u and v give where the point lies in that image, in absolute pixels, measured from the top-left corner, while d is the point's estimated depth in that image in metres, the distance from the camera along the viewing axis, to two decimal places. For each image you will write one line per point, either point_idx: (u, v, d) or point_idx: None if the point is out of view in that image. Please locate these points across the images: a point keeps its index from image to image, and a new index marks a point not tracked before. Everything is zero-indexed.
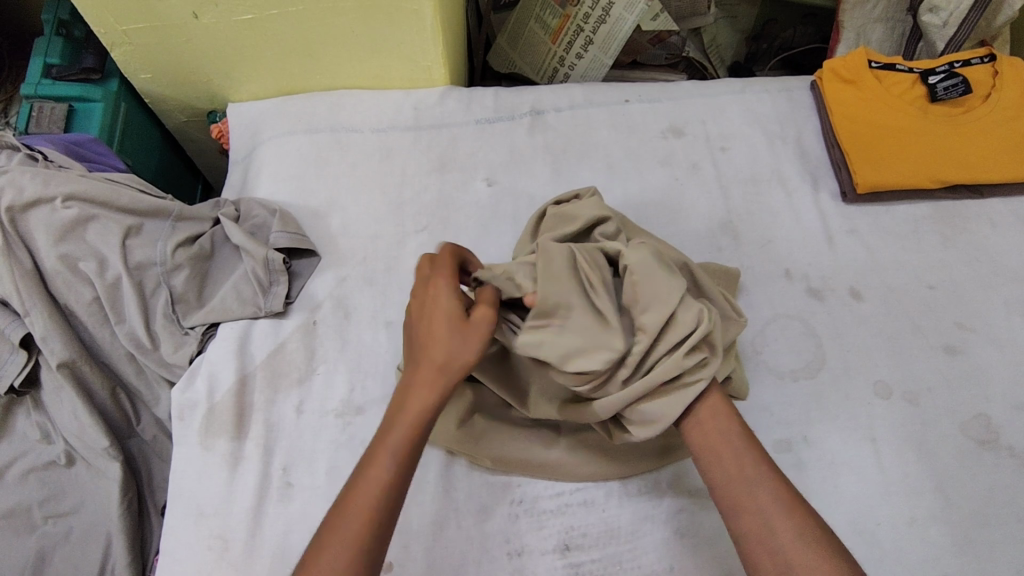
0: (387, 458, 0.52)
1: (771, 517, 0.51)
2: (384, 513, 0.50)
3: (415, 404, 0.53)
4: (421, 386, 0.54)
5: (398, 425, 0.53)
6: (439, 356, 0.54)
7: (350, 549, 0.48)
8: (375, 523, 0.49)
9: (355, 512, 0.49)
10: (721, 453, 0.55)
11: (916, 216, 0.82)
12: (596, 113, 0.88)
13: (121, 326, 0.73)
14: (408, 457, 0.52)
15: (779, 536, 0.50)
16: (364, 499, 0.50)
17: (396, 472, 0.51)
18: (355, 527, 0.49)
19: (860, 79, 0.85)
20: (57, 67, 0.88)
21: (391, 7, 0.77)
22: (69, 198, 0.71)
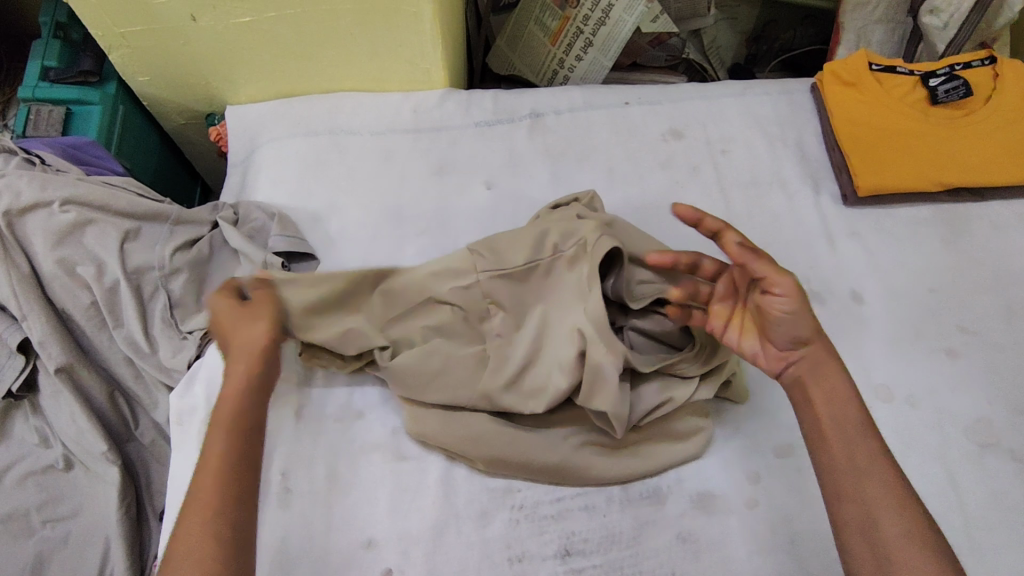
0: (222, 432, 0.56)
1: (879, 507, 0.50)
2: (225, 474, 0.53)
3: (243, 384, 0.59)
4: (239, 364, 0.61)
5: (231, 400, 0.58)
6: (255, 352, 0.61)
7: (204, 505, 0.51)
8: (217, 481, 0.53)
9: (206, 474, 0.53)
10: (833, 437, 0.53)
11: (917, 219, 0.82)
12: (596, 116, 0.88)
13: (119, 330, 0.72)
14: (241, 429, 0.57)
15: (884, 529, 0.49)
16: (207, 462, 0.54)
17: (228, 440, 0.55)
18: (207, 489, 0.53)
19: (861, 81, 0.85)
20: (55, 69, 0.88)
21: (390, 9, 0.77)
22: (67, 202, 0.71)
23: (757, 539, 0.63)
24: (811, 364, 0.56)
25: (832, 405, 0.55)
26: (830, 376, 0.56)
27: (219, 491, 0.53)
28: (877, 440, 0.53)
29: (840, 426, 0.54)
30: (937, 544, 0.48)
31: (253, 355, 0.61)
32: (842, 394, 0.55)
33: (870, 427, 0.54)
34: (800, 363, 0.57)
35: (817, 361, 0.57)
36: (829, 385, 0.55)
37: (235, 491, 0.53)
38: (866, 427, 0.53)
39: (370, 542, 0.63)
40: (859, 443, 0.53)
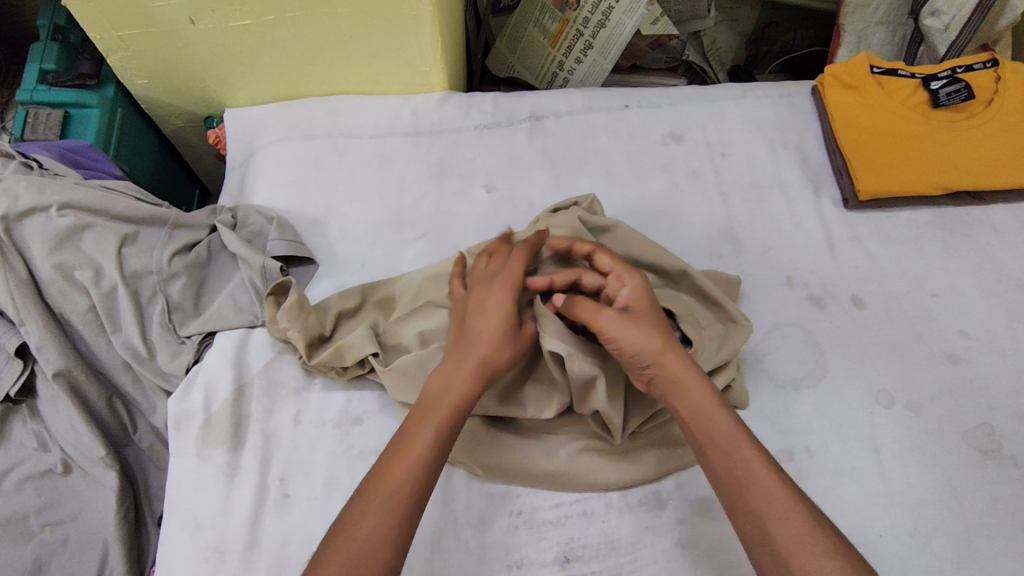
0: (433, 431, 0.54)
1: (773, 513, 0.49)
2: (423, 479, 0.52)
3: (460, 388, 0.56)
4: (460, 363, 0.58)
5: (443, 406, 0.55)
6: (484, 355, 0.58)
7: (388, 509, 0.50)
8: (414, 486, 0.51)
9: (404, 471, 0.52)
10: (713, 449, 0.53)
11: (918, 222, 0.82)
12: (596, 119, 0.88)
13: (117, 335, 0.72)
14: (449, 435, 0.55)
15: (779, 535, 0.48)
16: (405, 464, 0.52)
17: (438, 446, 0.54)
18: (398, 491, 0.51)
19: (862, 84, 0.85)
20: (53, 72, 0.87)
21: (390, 12, 0.77)
22: (64, 206, 0.71)
23: None
24: (676, 377, 0.56)
25: (700, 417, 0.54)
26: (697, 387, 0.56)
27: (413, 496, 0.51)
28: (748, 441, 0.53)
29: (715, 438, 0.53)
30: (832, 536, 0.47)
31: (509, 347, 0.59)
32: (710, 404, 0.55)
33: (745, 430, 0.54)
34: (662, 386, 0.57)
35: (680, 372, 0.56)
36: (700, 392, 0.55)
37: (417, 500, 0.51)
38: (739, 432, 0.53)
39: None
40: (738, 449, 0.52)
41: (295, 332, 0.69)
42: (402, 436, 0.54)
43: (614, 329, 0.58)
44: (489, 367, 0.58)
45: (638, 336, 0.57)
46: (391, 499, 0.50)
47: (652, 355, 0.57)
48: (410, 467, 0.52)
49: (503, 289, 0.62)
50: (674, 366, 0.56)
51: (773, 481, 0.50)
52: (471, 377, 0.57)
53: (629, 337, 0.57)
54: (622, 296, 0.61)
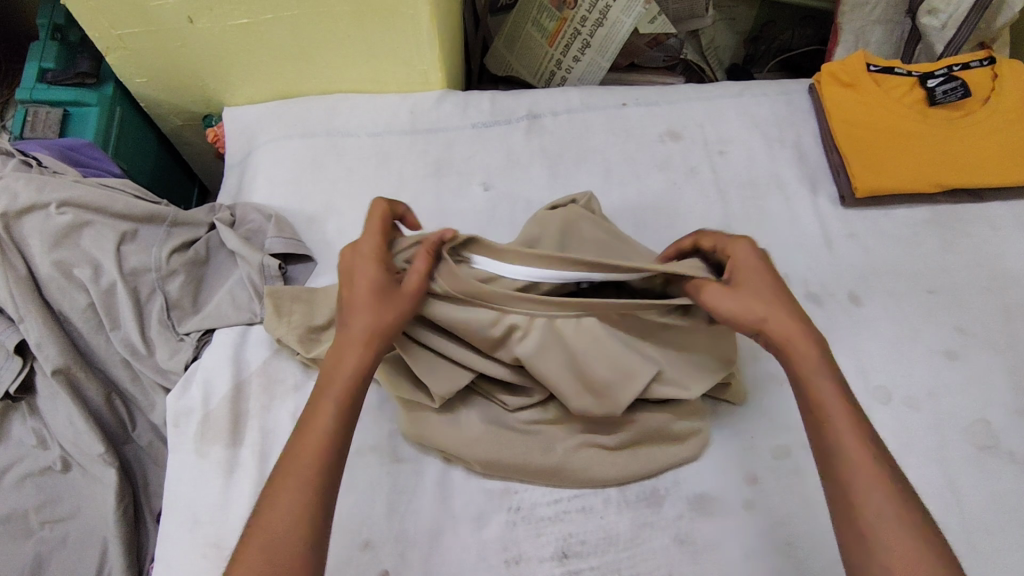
0: (332, 405, 0.53)
1: (854, 485, 0.49)
2: (328, 454, 0.51)
3: (352, 358, 0.55)
4: (352, 332, 0.56)
5: (339, 377, 0.54)
6: (369, 317, 0.56)
7: (297, 490, 0.49)
8: (321, 463, 0.51)
9: (308, 451, 0.51)
10: (815, 419, 0.52)
11: (915, 220, 0.82)
12: (594, 117, 0.88)
13: (116, 332, 0.72)
14: (350, 403, 0.54)
15: (865, 512, 0.48)
16: (309, 444, 0.51)
17: (340, 417, 0.53)
18: (308, 471, 0.50)
19: (859, 82, 0.85)
20: (52, 71, 0.88)
21: (387, 11, 0.77)
22: (64, 204, 0.71)
23: (755, 540, 0.63)
24: (792, 345, 0.55)
25: (802, 385, 0.54)
26: (807, 351, 0.54)
27: (313, 478, 0.50)
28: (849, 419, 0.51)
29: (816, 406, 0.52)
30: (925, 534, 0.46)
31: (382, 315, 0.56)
32: (814, 370, 0.54)
33: (845, 397, 0.52)
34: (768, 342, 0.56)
35: (796, 339, 0.55)
36: (810, 358, 0.54)
37: (323, 478, 0.50)
38: (840, 403, 0.52)
39: (366, 543, 0.63)
40: (830, 422, 0.51)
41: (293, 336, 0.70)
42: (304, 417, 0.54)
43: (721, 299, 0.56)
44: (375, 326, 0.56)
45: (740, 305, 0.56)
46: (296, 487, 0.49)
47: (757, 321, 0.56)
48: (310, 453, 0.51)
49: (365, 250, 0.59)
50: (789, 331, 0.55)
51: (864, 455, 0.49)
52: (361, 348, 0.55)
53: (746, 301, 0.56)
54: (734, 262, 0.59)
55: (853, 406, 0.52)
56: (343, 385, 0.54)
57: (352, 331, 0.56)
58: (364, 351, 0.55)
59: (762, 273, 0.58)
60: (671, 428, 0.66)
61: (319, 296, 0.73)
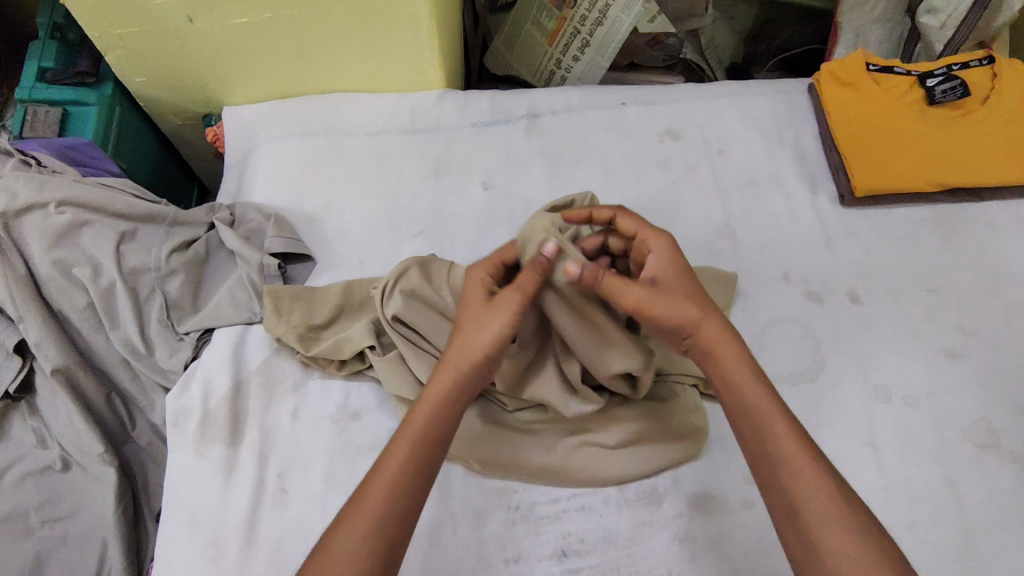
0: (407, 442, 0.52)
1: (781, 474, 0.50)
2: (395, 495, 0.50)
3: (435, 392, 0.54)
4: (444, 367, 0.55)
5: (419, 411, 0.53)
6: (460, 353, 0.55)
7: (360, 530, 0.48)
8: (385, 504, 0.49)
9: (379, 489, 0.50)
10: (748, 425, 0.52)
11: (914, 218, 0.82)
12: (593, 116, 0.88)
13: (115, 332, 0.72)
14: (426, 441, 0.52)
15: (808, 517, 0.48)
16: (378, 482, 0.50)
17: (410, 454, 0.51)
18: (372, 511, 0.49)
19: (858, 81, 0.85)
20: (52, 70, 0.88)
21: (386, 10, 0.77)
22: (63, 203, 0.71)
23: (754, 539, 0.63)
24: (721, 353, 0.54)
25: (735, 390, 0.53)
26: (730, 356, 0.54)
27: (393, 514, 0.49)
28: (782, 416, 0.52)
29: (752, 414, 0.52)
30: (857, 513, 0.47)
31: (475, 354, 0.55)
32: (744, 377, 0.53)
33: (774, 397, 0.53)
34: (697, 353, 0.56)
35: (720, 345, 0.55)
36: (733, 358, 0.54)
37: (405, 514, 0.50)
38: (771, 404, 0.52)
39: None
40: (771, 428, 0.51)
41: (292, 335, 0.70)
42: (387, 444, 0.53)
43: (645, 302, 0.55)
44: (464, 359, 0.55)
45: (672, 310, 0.55)
46: (372, 514, 0.49)
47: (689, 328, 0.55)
48: (388, 483, 0.50)
49: (479, 277, 0.60)
50: (706, 333, 0.55)
51: (802, 458, 0.50)
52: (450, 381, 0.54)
53: (664, 305, 0.55)
54: (648, 263, 0.58)
55: (783, 405, 0.53)
56: (426, 420, 0.53)
57: (444, 366, 0.55)
58: (448, 384, 0.54)
59: (680, 276, 0.57)
60: (671, 421, 0.67)
61: (318, 296, 0.73)
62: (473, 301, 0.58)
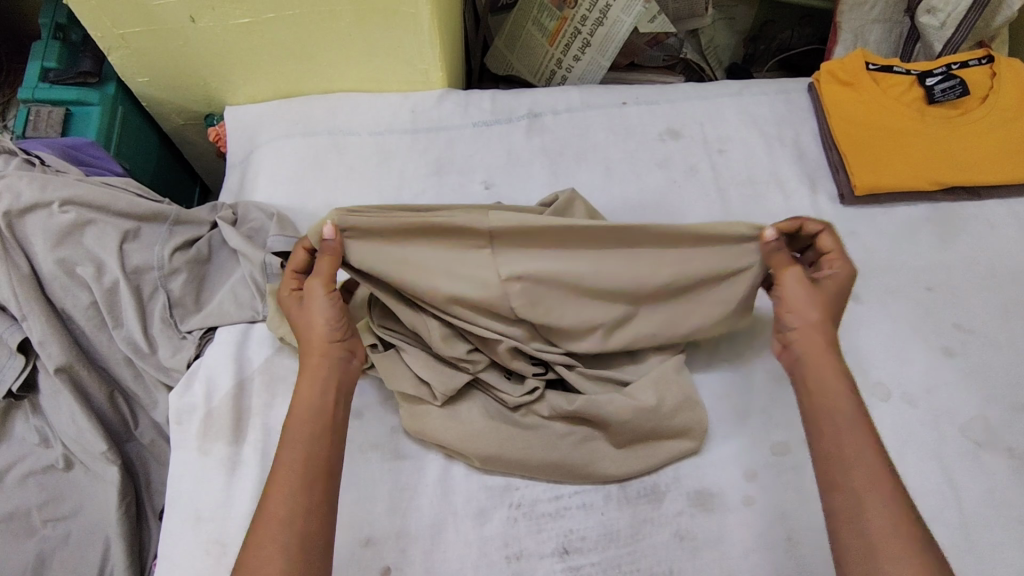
0: (292, 441, 0.55)
1: (853, 475, 0.51)
2: (290, 488, 0.52)
3: (301, 391, 0.58)
4: (304, 372, 0.59)
5: (294, 413, 0.57)
6: (313, 354, 0.60)
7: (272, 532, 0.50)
8: (284, 499, 0.51)
9: (277, 492, 0.52)
10: (828, 427, 0.54)
11: (914, 217, 0.82)
12: (594, 116, 0.88)
13: (119, 330, 0.73)
14: (306, 432, 0.55)
15: (869, 515, 0.49)
16: (273, 487, 0.52)
17: (297, 449, 0.54)
18: (276, 513, 0.51)
19: (857, 80, 0.85)
20: (55, 71, 0.88)
21: (388, 10, 0.78)
22: (67, 202, 0.71)
23: (755, 536, 0.64)
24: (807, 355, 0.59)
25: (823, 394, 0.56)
26: (826, 366, 0.57)
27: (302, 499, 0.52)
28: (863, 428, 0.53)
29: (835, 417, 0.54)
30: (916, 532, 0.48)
31: (320, 341, 0.60)
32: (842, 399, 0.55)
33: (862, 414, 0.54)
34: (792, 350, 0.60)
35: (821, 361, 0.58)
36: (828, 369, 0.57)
37: (310, 492, 0.52)
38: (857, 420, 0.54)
39: (368, 539, 0.63)
40: (848, 432, 0.53)
41: (293, 334, 0.70)
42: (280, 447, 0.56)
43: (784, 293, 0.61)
44: (318, 357, 0.60)
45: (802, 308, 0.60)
46: (281, 504, 0.51)
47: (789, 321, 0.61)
48: (288, 478, 0.52)
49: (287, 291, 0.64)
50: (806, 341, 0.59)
51: (876, 463, 0.51)
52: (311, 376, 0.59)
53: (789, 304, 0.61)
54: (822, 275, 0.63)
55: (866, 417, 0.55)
56: (306, 413, 0.56)
57: (307, 360, 0.60)
58: (310, 380, 0.58)
59: (830, 296, 0.61)
60: (680, 417, 0.66)
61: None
62: (291, 306, 0.63)
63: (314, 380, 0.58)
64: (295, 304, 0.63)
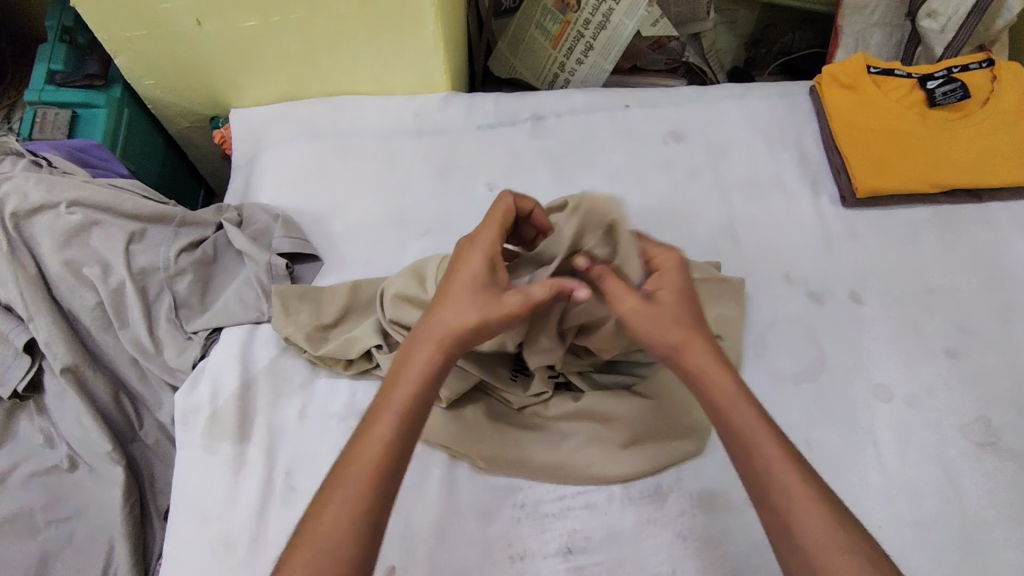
0: (394, 416, 0.50)
1: (771, 477, 0.48)
2: (383, 471, 0.48)
3: (418, 364, 0.52)
4: (426, 343, 0.53)
5: (404, 382, 0.51)
6: (446, 327, 0.53)
7: (352, 507, 0.47)
8: (374, 478, 0.48)
9: (366, 462, 0.48)
10: (736, 432, 0.50)
11: (916, 219, 0.82)
12: (597, 118, 0.89)
13: (125, 330, 0.73)
14: (415, 414, 0.50)
15: (798, 534, 0.46)
16: (363, 455, 0.48)
17: (398, 428, 0.49)
18: (360, 490, 0.47)
19: (859, 84, 0.85)
20: (61, 73, 0.88)
21: (392, 13, 0.78)
22: (73, 203, 0.72)
23: (757, 537, 0.64)
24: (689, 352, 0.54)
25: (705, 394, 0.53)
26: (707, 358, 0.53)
27: (373, 514, 0.47)
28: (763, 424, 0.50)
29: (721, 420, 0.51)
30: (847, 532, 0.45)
31: (447, 329, 0.53)
32: (731, 394, 0.52)
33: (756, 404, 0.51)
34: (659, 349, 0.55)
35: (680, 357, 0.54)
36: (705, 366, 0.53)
37: (383, 510, 0.47)
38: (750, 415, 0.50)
39: None
40: (756, 438, 0.49)
41: (300, 334, 0.71)
42: (362, 430, 0.50)
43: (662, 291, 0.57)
44: (451, 336, 0.53)
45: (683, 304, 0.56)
46: (350, 511, 0.46)
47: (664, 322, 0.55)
48: (365, 483, 0.47)
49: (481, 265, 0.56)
50: (693, 348, 0.54)
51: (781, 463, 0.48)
52: (435, 355, 0.53)
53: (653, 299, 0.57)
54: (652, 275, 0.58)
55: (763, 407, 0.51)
56: (413, 390, 0.51)
57: (420, 340, 0.53)
58: (433, 356, 0.52)
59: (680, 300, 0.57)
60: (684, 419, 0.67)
61: (326, 296, 0.74)
62: (461, 275, 0.56)
63: (420, 373, 0.52)
64: (478, 272, 0.56)
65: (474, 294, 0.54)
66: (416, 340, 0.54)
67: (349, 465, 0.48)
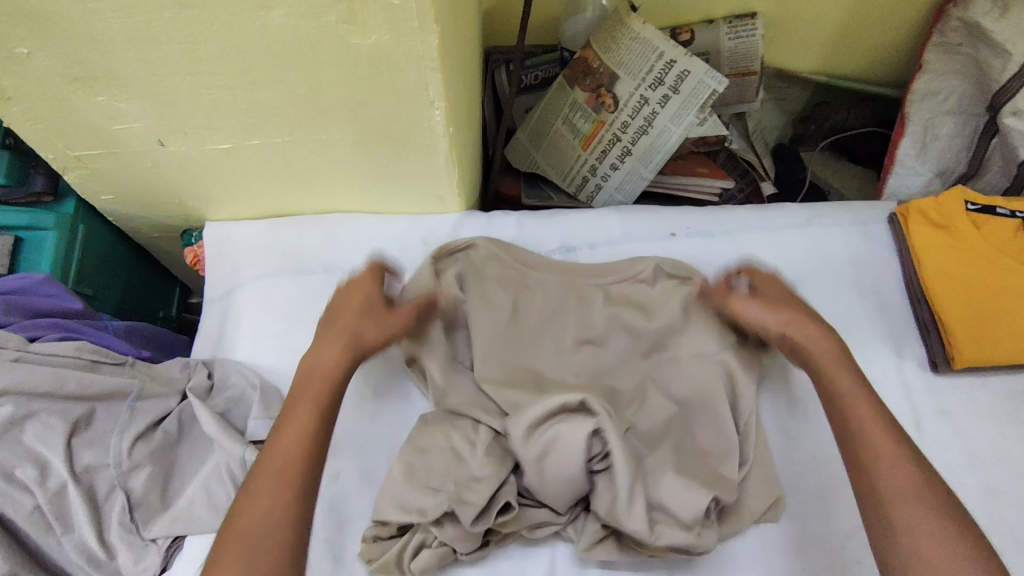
0: (307, 411, 0.54)
1: (878, 466, 0.50)
2: (304, 457, 0.52)
3: (327, 368, 0.58)
4: (333, 344, 0.59)
5: (309, 390, 0.56)
6: (351, 326, 0.61)
7: (279, 495, 0.49)
8: (298, 466, 0.51)
9: (286, 452, 0.52)
10: (838, 416, 0.55)
11: (1017, 392, 0.69)
12: (638, 252, 0.75)
13: (70, 535, 0.59)
14: (323, 417, 0.54)
15: (898, 511, 0.48)
16: (282, 453, 0.52)
17: (313, 422, 0.54)
18: (284, 483, 0.50)
19: (954, 224, 0.72)
20: (2, 187, 0.74)
21: (399, 139, 0.65)
22: (1, 394, 0.59)
23: None
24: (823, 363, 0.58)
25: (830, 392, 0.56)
26: (822, 340, 0.59)
27: (297, 497, 0.50)
28: (867, 401, 0.54)
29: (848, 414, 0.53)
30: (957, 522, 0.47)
31: (345, 342, 0.60)
32: (833, 364, 0.58)
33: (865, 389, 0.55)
34: (798, 347, 0.60)
35: (820, 352, 0.59)
36: (829, 357, 0.58)
37: (300, 501, 0.50)
38: (858, 390, 0.55)
39: None
40: (867, 428, 0.52)
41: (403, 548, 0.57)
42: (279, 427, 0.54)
43: (759, 317, 0.62)
44: (352, 338, 0.60)
45: (773, 317, 0.61)
46: (272, 505, 0.49)
47: (780, 331, 0.61)
48: (283, 467, 0.51)
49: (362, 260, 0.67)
50: (813, 337, 0.60)
51: (897, 456, 0.50)
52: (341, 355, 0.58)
53: (797, 323, 0.61)
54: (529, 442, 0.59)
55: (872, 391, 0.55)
56: (319, 386, 0.56)
57: (329, 350, 0.59)
58: (339, 358, 0.58)
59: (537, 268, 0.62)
60: None
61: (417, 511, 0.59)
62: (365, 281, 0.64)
63: (315, 404, 0.55)
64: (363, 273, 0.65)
65: (366, 307, 0.62)
66: (318, 349, 0.59)
67: (260, 471, 0.51)
